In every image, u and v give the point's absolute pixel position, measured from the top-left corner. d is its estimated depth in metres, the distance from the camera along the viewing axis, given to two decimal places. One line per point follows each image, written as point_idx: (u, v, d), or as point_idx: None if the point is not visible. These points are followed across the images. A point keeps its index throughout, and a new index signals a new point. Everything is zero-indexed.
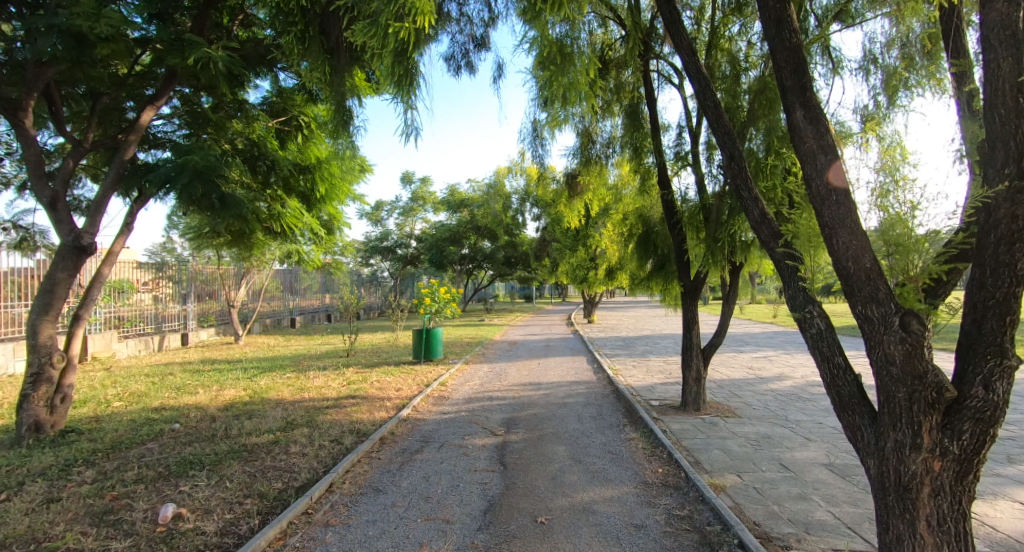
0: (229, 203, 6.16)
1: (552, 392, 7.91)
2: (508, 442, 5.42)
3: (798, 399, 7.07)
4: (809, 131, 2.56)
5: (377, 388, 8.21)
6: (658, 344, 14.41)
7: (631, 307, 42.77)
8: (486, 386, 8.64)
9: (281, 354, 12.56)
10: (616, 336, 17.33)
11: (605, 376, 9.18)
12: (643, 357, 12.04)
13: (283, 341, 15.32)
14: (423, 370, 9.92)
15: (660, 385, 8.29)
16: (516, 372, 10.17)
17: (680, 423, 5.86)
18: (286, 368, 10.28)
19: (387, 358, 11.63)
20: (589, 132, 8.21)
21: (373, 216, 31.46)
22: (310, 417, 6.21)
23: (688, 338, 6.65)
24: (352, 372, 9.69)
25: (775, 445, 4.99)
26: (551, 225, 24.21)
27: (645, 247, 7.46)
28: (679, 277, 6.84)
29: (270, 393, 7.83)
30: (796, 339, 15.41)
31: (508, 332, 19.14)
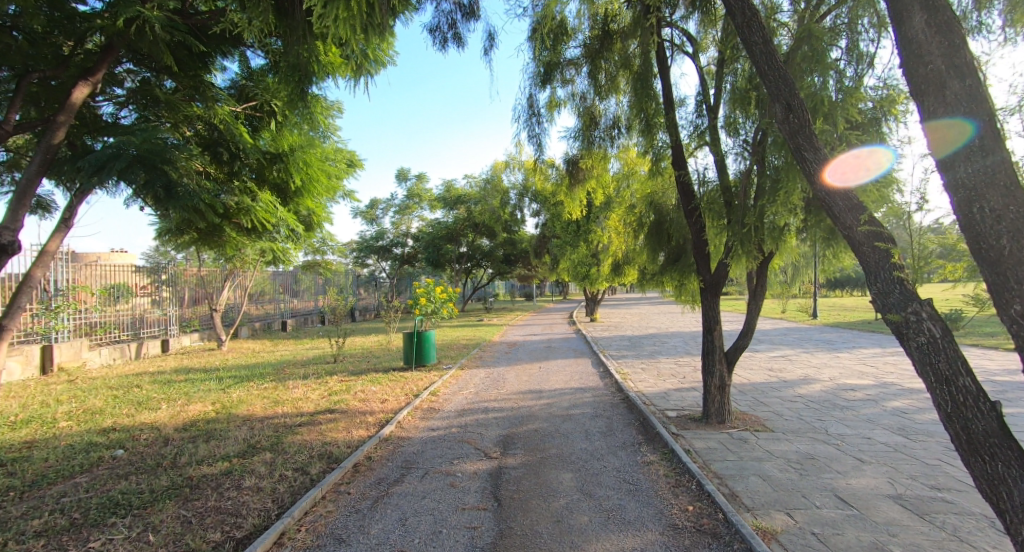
0: (174, 194, 5.33)
1: (555, 401, 7.09)
2: (504, 467, 4.61)
3: (833, 407, 6.25)
4: (940, 46, 2.27)
5: (360, 400, 7.40)
6: (667, 344, 13.58)
7: (634, 304, 41.89)
8: (482, 396, 7.82)
9: (265, 361, 11.75)
10: (621, 335, 16.49)
11: (613, 381, 8.37)
12: (651, 358, 11.21)
13: (270, 346, 14.49)
14: (413, 377, 9.11)
15: (674, 392, 7.48)
16: (515, 378, 9.35)
17: (704, 440, 5.04)
18: (265, 378, 9.45)
19: (377, 363, 10.82)
20: (592, 112, 7.42)
21: (368, 215, 30.63)
22: (278, 438, 5.40)
23: (710, 339, 5.86)
24: (336, 381, 8.88)
25: (822, 469, 4.18)
26: (551, 221, 23.35)
27: (657, 238, 6.65)
28: (698, 271, 6.02)
29: (240, 408, 7.01)
30: (812, 336, 14.55)
31: (507, 333, 18.29)
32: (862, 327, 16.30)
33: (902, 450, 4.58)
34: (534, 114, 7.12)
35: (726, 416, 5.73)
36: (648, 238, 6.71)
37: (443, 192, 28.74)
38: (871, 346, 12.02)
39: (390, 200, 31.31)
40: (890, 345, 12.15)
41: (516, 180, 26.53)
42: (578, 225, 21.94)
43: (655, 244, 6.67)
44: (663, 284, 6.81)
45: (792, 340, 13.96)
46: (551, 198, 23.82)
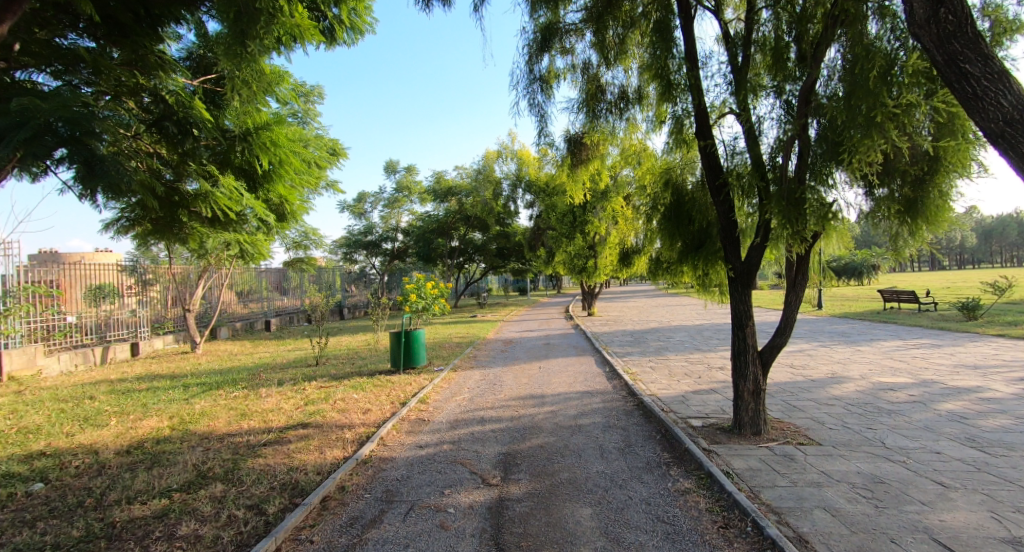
0: (95, 171, 4.34)
1: (560, 409, 6.26)
2: (509, 498, 3.78)
3: (878, 412, 5.50)
4: None
5: (340, 411, 6.53)
6: (671, 339, 12.82)
7: (630, 297, 41.19)
8: (477, 403, 6.97)
9: (241, 365, 10.83)
10: (622, 330, 15.68)
11: (622, 383, 7.54)
12: (658, 355, 10.44)
13: (248, 348, 13.54)
14: (400, 382, 8.24)
15: (693, 396, 6.68)
16: (513, 380, 8.51)
17: (743, 459, 4.25)
18: (236, 385, 8.53)
19: (362, 366, 9.94)
20: (596, 83, 6.59)
21: (356, 209, 29.73)
22: (235, 464, 4.52)
23: (738, 336, 5.08)
24: (314, 388, 7.99)
25: (901, 498, 3.42)
26: (545, 213, 22.47)
27: (677, 223, 5.81)
28: (726, 259, 5.21)
29: (200, 422, 6.10)
30: (823, 329, 13.86)
31: (502, 330, 17.42)
32: (872, 319, 15.65)
33: (986, 470, 3.83)
34: (531, 83, 6.26)
35: (762, 425, 4.93)
36: (665, 222, 5.87)
37: (433, 184, 27.74)
38: (890, 338, 11.31)
39: (379, 193, 30.34)
40: (910, 337, 11.44)
41: (509, 170, 25.68)
42: (574, 216, 21.11)
43: (675, 229, 5.82)
44: (682, 275, 5.98)
45: (803, 332, 13.24)
46: (546, 189, 22.92)
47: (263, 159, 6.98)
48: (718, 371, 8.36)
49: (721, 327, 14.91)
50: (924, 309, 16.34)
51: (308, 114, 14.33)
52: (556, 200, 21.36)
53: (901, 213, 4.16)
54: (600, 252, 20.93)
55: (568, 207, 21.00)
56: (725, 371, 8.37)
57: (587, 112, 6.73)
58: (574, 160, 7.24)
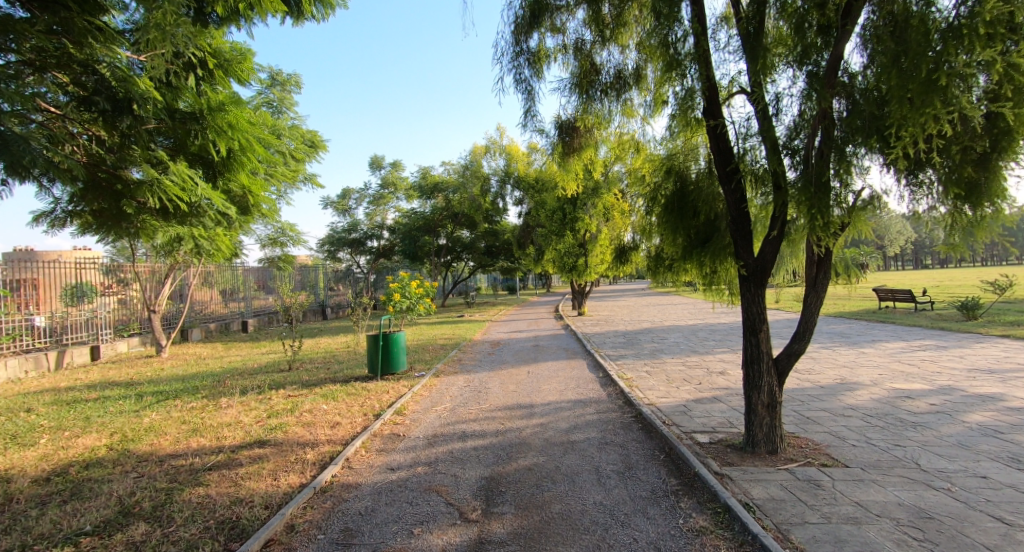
0: None
1: (550, 423, 5.64)
2: (489, 540, 3.16)
3: (903, 425, 4.95)
4: None
5: (306, 424, 5.85)
6: (666, 340, 12.27)
7: (621, 295, 40.70)
8: (459, 414, 6.33)
9: (207, 370, 10.08)
10: (614, 330, 15.13)
11: (617, 390, 6.95)
12: (653, 359, 9.87)
13: (218, 352, 12.77)
14: (376, 391, 7.57)
15: (695, 406, 6.09)
16: (500, 387, 7.86)
17: (762, 487, 3.66)
18: (196, 394, 7.79)
19: (337, 372, 9.24)
20: (589, 63, 6.00)
21: (340, 205, 28.95)
22: (168, 496, 3.85)
23: (750, 343, 4.50)
24: (281, 397, 7.28)
25: (959, 541, 2.84)
26: (535, 209, 21.85)
27: (681, 215, 5.21)
28: (736, 255, 4.64)
29: (143, 440, 5.38)
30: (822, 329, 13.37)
31: (490, 331, 16.73)
32: (871, 318, 15.21)
33: None
34: (517, 59, 5.64)
35: (778, 443, 4.36)
36: (666, 215, 5.27)
37: (419, 180, 26.97)
38: (893, 339, 10.83)
39: (364, 189, 29.58)
40: (913, 337, 10.98)
41: (497, 166, 24.96)
42: (564, 213, 20.51)
43: (678, 223, 5.21)
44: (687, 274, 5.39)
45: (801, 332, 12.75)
46: (535, 185, 22.28)
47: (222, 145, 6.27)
48: (718, 376, 7.80)
49: (716, 328, 14.39)
50: (921, 308, 15.96)
51: (281, 102, 13.57)
52: (546, 196, 20.72)
53: (957, 198, 3.61)
54: (590, 250, 20.38)
55: (557, 204, 20.39)
56: (726, 376, 7.80)
57: (580, 95, 6.14)
58: (564, 149, 6.62)
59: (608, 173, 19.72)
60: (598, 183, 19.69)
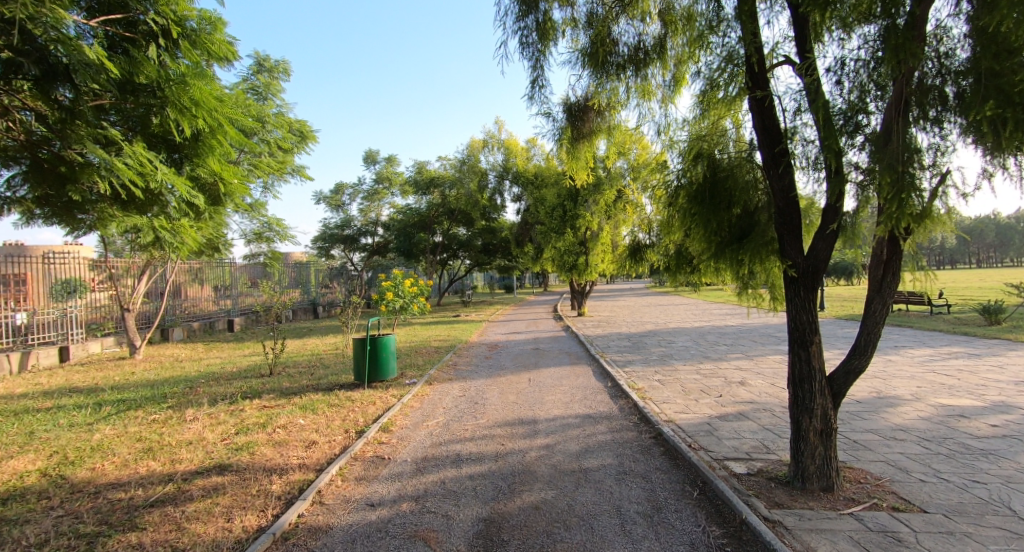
0: None
1: (556, 446, 4.92)
2: None
3: (970, 453, 4.26)
4: None
5: (276, 444, 5.09)
6: (673, 344, 11.58)
7: (620, 295, 40.12)
8: (453, 432, 5.59)
9: (180, 375, 9.29)
10: (616, 332, 14.42)
11: (630, 404, 6.24)
12: (663, 365, 9.16)
13: (197, 354, 12.00)
14: (361, 402, 6.82)
15: (720, 423, 5.37)
16: (499, 398, 7.12)
17: (829, 541, 2.96)
18: (162, 403, 7.02)
19: (321, 378, 8.48)
20: (604, 32, 5.25)
21: (333, 201, 28.17)
22: (91, 547, 3.11)
23: (800, 364, 3.75)
24: (255, 408, 6.51)
25: None
26: (534, 206, 21.12)
27: (714, 205, 4.46)
28: (782, 254, 3.90)
29: (84, 462, 4.63)
30: (837, 333, 12.71)
31: (487, 332, 16.01)
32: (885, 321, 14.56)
33: None
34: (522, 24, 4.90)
35: (834, 479, 3.63)
36: (695, 207, 4.50)
37: (415, 175, 26.14)
38: (918, 345, 10.15)
39: (358, 184, 28.81)
40: (938, 344, 10.31)
41: (495, 160, 24.18)
42: (564, 210, 19.82)
43: (709, 217, 4.43)
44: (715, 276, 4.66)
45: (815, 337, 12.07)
46: (534, 181, 21.56)
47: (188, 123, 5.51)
48: (739, 387, 7.10)
49: (725, 331, 13.70)
50: (936, 312, 15.32)
51: (266, 89, 12.75)
52: (545, 193, 19.99)
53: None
54: (590, 249, 19.72)
55: (557, 200, 19.69)
56: (747, 387, 7.08)
57: (592, 71, 5.41)
58: (573, 133, 6.23)
59: (610, 169, 19.36)
60: (599, 178, 19.07)
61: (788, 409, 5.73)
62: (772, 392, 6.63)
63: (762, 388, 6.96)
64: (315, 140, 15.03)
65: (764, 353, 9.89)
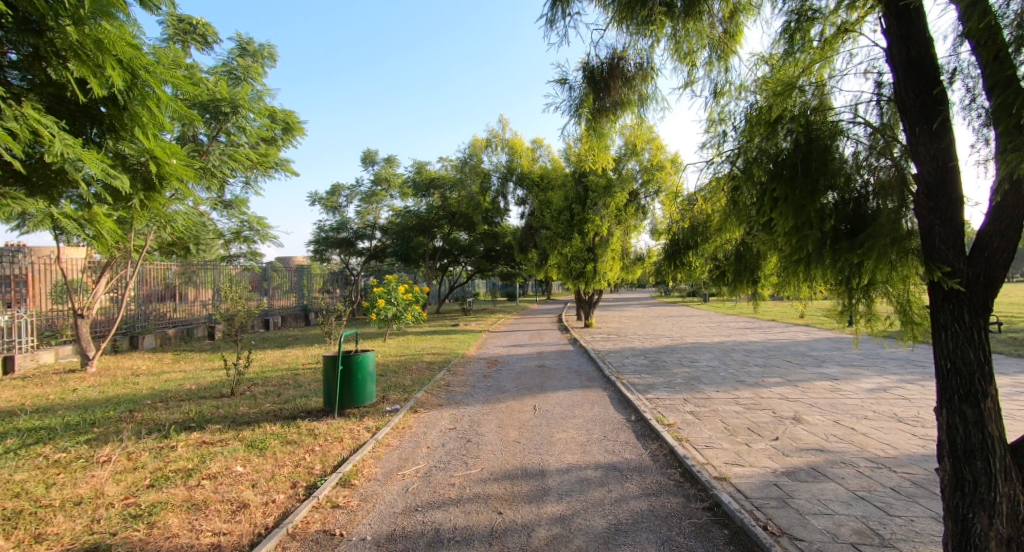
0: None
1: (574, 520, 3.57)
2: None
3: None
4: None
5: (191, 508, 3.74)
6: (698, 364, 10.22)
7: (626, 304, 38.82)
8: (435, 491, 4.23)
9: (127, 395, 7.95)
10: (630, 348, 13.08)
11: (665, 452, 4.86)
12: (692, 391, 7.80)
13: (160, 366, 10.69)
14: (325, 438, 5.47)
15: (793, 485, 4.02)
16: (498, 436, 5.75)
17: None
18: (82, 434, 5.69)
19: (287, 402, 7.15)
20: None
21: (330, 202, 27.03)
22: None
23: (965, 431, 2.40)
24: (189, 446, 5.15)
25: None
26: (539, 210, 19.87)
27: (809, 181, 3.06)
28: (929, 260, 2.52)
29: None
30: (883, 353, 11.26)
31: (487, 344, 14.66)
32: None
33: None
34: None
35: None
36: (778, 185, 3.11)
37: (414, 176, 24.87)
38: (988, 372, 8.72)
39: (355, 185, 27.61)
40: (1008, 370, 8.89)
41: (498, 161, 22.92)
42: (571, 214, 18.57)
43: (805, 200, 3.02)
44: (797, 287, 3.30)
45: (859, 358, 10.67)
46: (540, 183, 20.45)
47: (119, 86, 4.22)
48: (796, 426, 5.74)
49: (751, 349, 12.31)
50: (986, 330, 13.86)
51: (244, 72, 11.43)
52: (551, 195, 18.68)
53: None
54: (599, 256, 18.39)
55: (564, 203, 18.39)
56: (806, 426, 5.72)
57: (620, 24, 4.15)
58: (595, 105, 5.01)
59: (621, 171, 18.22)
60: (610, 180, 17.85)
61: (878, 466, 4.35)
62: (840, 436, 5.28)
63: (825, 428, 5.60)
64: (303, 133, 13.84)
65: (807, 378, 8.53)
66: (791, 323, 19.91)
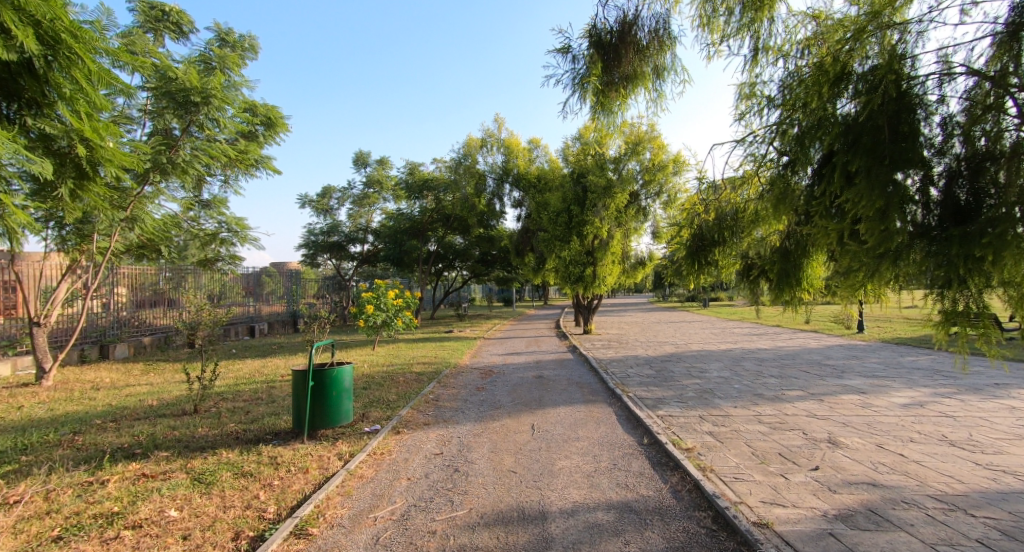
0: None
1: None
2: None
3: None
4: None
5: None
6: (709, 375, 9.44)
7: (625, 310, 38.00)
8: (412, 541, 3.43)
9: (77, 413, 7.12)
10: (634, 356, 12.32)
11: (690, 488, 4.08)
12: (708, 407, 7.02)
13: (126, 379, 9.85)
14: (287, 469, 4.64)
15: (854, 535, 3.23)
16: (490, 464, 4.94)
17: None
18: (4, 464, 4.86)
19: (254, 422, 6.34)
20: None
21: (320, 205, 26.28)
22: None
23: None
24: (122, 482, 4.33)
25: None
26: (536, 212, 19.14)
27: (895, 151, 2.35)
28: None
29: None
30: (906, 363, 10.48)
31: (481, 352, 13.89)
32: None
33: None
34: None
35: None
36: (855, 158, 2.40)
37: (407, 177, 24.11)
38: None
39: (347, 188, 26.90)
40: None
41: (494, 162, 22.23)
42: (570, 216, 17.77)
43: (893, 175, 2.31)
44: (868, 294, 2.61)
45: (883, 368, 9.88)
46: (538, 184, 19.87)
47: (31, 47, 3.55)
48: (835, 451, 4.95)
49: (763, 358, 11.51)
50: None
51: (221, 62, 10.57)
52: (548, 197, 17.93)
53: None
54: (599, 259, 17.60)
55: (563, 205, 17.57)
56: (845, 451, 4.95)
57: None
58: (604, 78, 4.25)
59: (621, 171, 17.55)
60: (610, 180, 17.12)
61: (952, 509, 3.56)
62: (890, 465, 4.51)
63: (868, 454, 4.82)
64: (286, 130, 13.07)
65: (832, 391, 7.76)
66: (799, 329, 19.15)
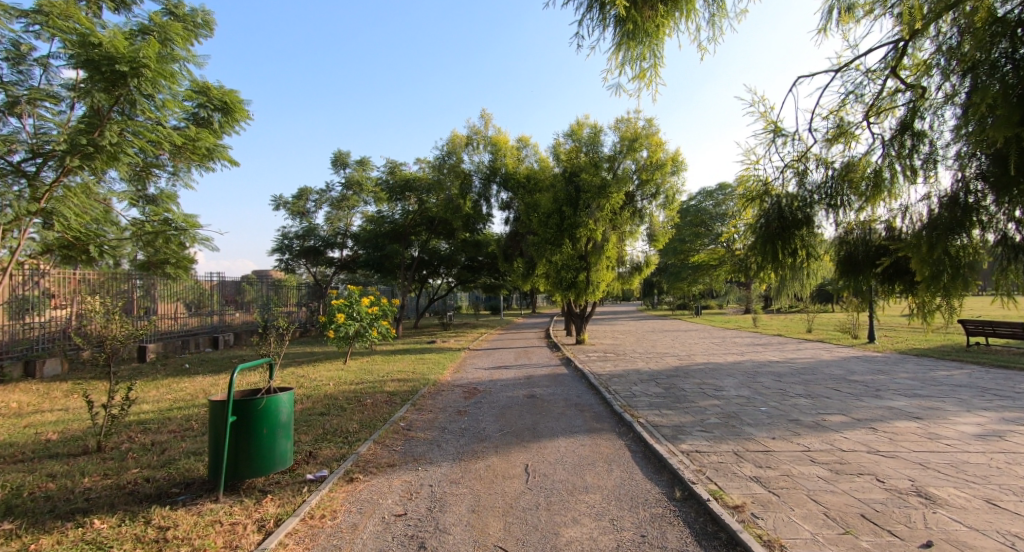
0: None
1: None
2: None
3: None
4: None
5: None
6: (728, 395, 8.13)
7: (617, 318, 36.87)
8: None
9: None
10: (636, 371, 10.97)
11: None
12: (740, 439, 5.69)
13: (39, 403, 8.23)
14: None
15: None
16: (469, 535, 3.57)
17: None
18: None
19: (164, 466, 4.85)
20: None
21: (296, 207, 24.68)
22: None
23: None
24: None
25: None
26: (525, 213, 17.83)
27: None
28: None
29: None
30: (944, 380, 9.29)
31: (465, 366, 12.49)
32: (992, 366, 11.12)
33: None
34: None
35: None
36: None
37: (387, 178, 22.70)
38: None
39: (325, 190, 25.40)
40: None
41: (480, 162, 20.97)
42: (561, 217, 16.12)
43: None
44: None
45: (923, 386, 8.66)
46: (527, 184, 18.71)
47: None
48: (937, 512, 3.66)
49: (781, 373, 10.23)
50: None
51: (163, 33, 9.03)
52: (539, 197, 16.56)
53: None
54: (593, 264, 16.29)
55: (554, 205, 16.01)
56: (950, 511, 3.66)
57: None
58: None
59: (617, 170, 16.39)
60: (605, 180, 15.85)
61: None
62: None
63: (985, 517, 3.54)
64: (246, 118, 11.60)
65: (882, 417, 6.49)
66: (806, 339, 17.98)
